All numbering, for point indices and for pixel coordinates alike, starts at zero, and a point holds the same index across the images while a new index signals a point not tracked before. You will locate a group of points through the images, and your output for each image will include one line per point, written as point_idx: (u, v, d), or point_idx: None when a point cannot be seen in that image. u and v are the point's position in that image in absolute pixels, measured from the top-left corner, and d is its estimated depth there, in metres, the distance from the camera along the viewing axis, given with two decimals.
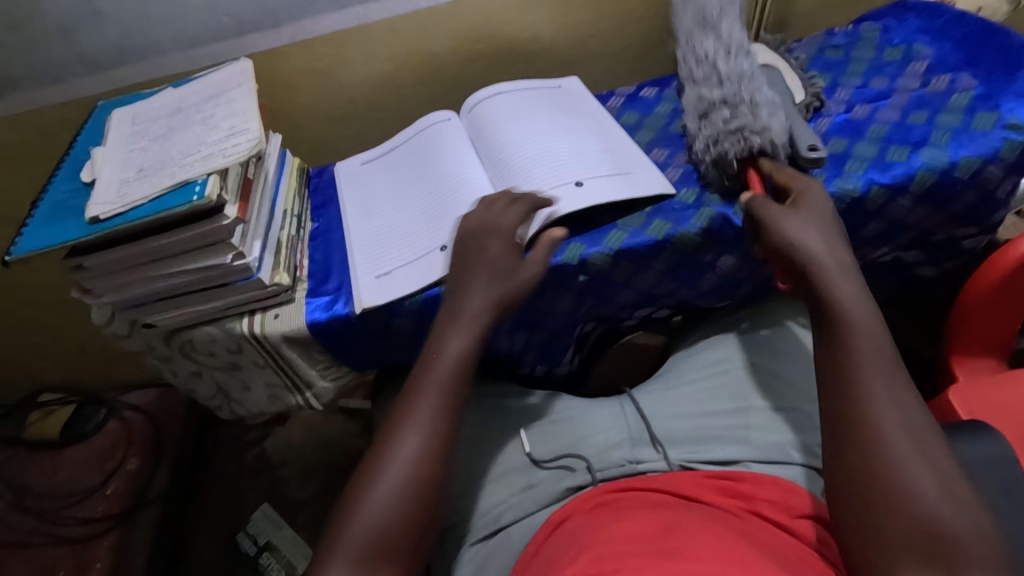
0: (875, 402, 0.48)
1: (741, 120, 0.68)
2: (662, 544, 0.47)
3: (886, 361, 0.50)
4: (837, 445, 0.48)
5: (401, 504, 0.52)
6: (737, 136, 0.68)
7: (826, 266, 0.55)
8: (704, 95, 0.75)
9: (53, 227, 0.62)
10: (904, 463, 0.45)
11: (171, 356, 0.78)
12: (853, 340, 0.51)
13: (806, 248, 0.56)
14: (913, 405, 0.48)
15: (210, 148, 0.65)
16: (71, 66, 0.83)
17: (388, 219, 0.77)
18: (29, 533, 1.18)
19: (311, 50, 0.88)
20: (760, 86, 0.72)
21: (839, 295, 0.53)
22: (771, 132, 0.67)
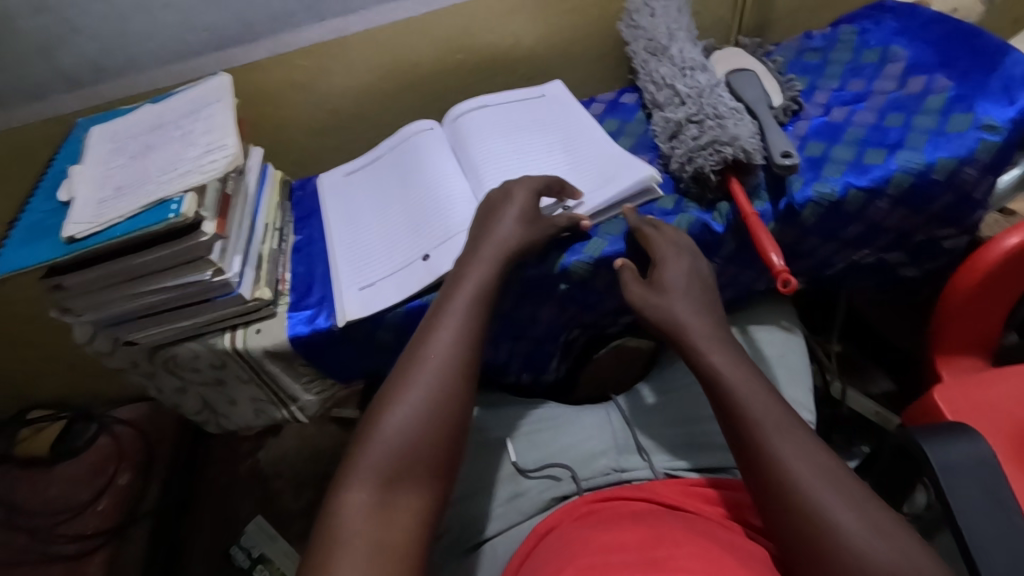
0: (785, 453, 0.48)
1: (710, 132, 0.69)
2: (646, 554, 0.47)
3: (778, 415, 0.50)
4: (770, 505, 0.47)
5: (412, 440, 0.51)
6: (708, 148, 0.68)
7: (697, 338, 0.56)
8: (668, 115, 0.76)
9: (30, 247, 0.62)
10: (823, 504, 0.45)
11: (155, 372, 0.78)
12: (743, 406, 0.51)
13: (681, 322, 0.58)
14: (817, 447, 0.48)
15: (186, 165, 0.65)
16: (50, 84, 0.83)
17: (371, 231, 0.77)
18: (19, 551, 1.17)
19: (292, 63, 0.88)
20: (724, 101, 0.73)
21: (717, 365, 0.54)
22: (741, 142, 0.67)
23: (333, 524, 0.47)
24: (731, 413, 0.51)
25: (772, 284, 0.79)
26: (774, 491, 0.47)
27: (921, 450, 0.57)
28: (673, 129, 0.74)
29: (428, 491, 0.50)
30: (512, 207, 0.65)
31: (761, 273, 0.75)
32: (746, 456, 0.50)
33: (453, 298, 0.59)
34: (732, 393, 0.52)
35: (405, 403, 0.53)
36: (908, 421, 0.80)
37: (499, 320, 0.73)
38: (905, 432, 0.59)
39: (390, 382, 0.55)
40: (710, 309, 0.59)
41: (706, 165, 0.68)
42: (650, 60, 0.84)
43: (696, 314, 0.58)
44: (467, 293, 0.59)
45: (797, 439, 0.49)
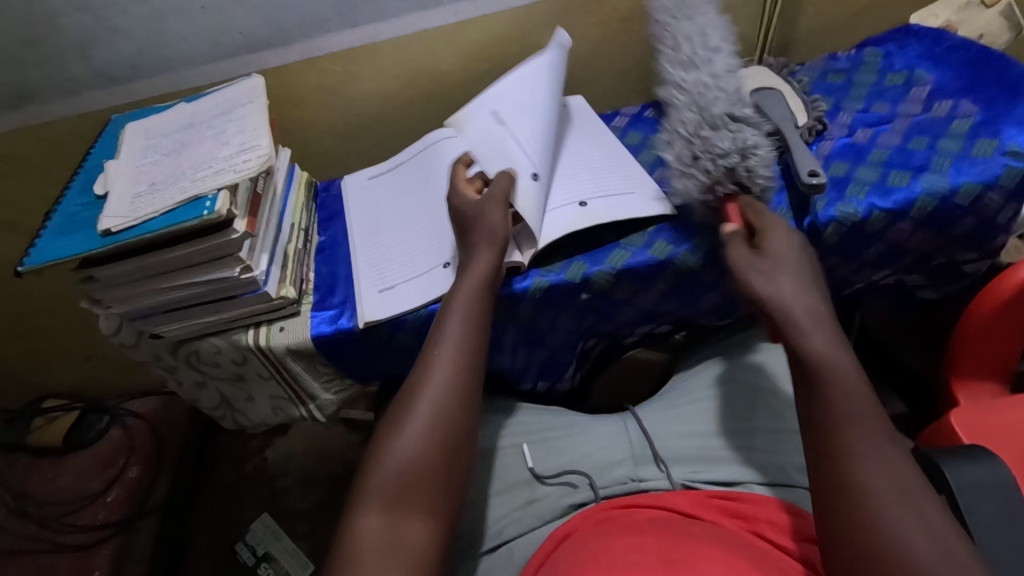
0: (869, 460, 0.48)
1: (736, 147, 0.67)
2: (664, 556, 0.49)
3: (873, 418, 0.50)
4: (830, 509, 0.48)
5: (417, 469, 0.52)
6: (732, 164, 0.66)
7: (800, 318, 0.55)
8: (694, 109, 0.70)
9: (66, 239, 0.64)
10: (895, 516, 0.45)
11: (176, 366, 0.79)
12: (834, 401, 0.51)
13: (783, 299, 0.57)
14: (899, 461, 0.48)
15: (221, 163, 0.66)
16: (86, 81, 0.85)
17: (391, 237, 0.78)
18: (29, 539, 1.19)
19: (321, 67, 0.89)
20: (746, 109, 0.71)
21: (817, 348, 0.53)
22: (758, 171, 0.67)
23: (346, 546, 0.50)
24: (823, 405, 0.51)
25: None
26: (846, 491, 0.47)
27: (939, 472, 0.57)
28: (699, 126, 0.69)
29: (428, 511, 0.52)
30: (480, 227, 0.64)
31: None
32: (822, 453, 0.50)
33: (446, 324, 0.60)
34: (829, 390, 0.51)
35: (408, 430, 0.54)
36: (925, 443, 0.81)
37: (518, 326, 0.73)
38: (923, 454, 0.59)
39: (400, 401, 0.57)
40: (811, 290, 0.58)
41: (721, 186, 0.67)
42: (681, 32, 0.76)
43: (800, 292, 0.57)
44: (460, 316, 0.60)
45: (886, 447, 0.48)
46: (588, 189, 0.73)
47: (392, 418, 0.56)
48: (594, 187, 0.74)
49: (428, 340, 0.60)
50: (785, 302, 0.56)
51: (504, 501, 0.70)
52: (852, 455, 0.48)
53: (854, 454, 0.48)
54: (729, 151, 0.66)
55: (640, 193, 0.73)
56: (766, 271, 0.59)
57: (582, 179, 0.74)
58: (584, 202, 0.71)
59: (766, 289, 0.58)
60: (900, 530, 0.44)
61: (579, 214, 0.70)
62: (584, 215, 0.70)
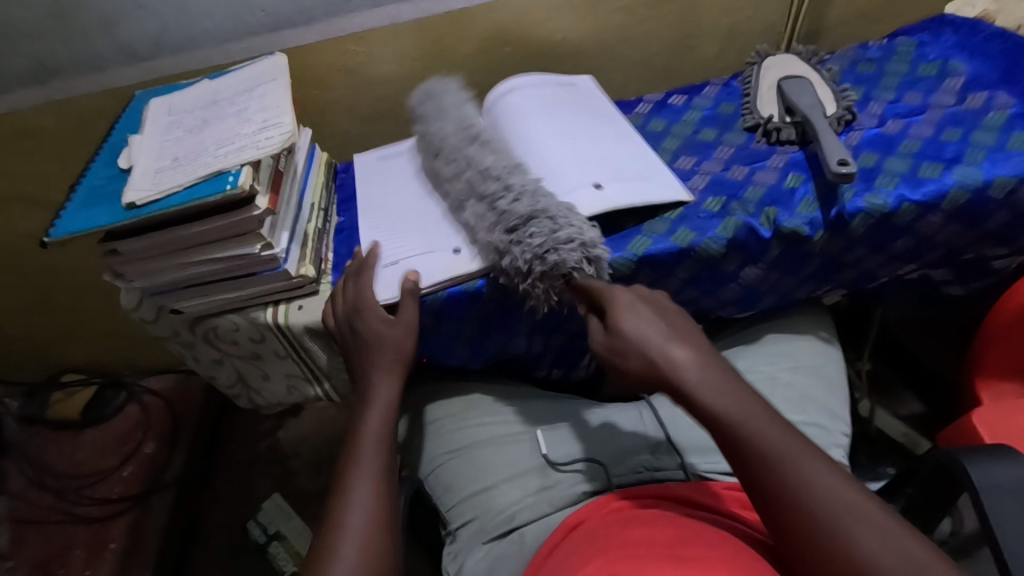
0: (810, 493, 0.47)
1: (528, 254, 0.61)
2: (675, 550, 0.48)
3: (787, 442, 0.50)
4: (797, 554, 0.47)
5: (380, 548, 0.54)
6: (540, 275, 0.61)
7: (683, 371, 0.54)
8: (479, 240, 0.66)
9: (90, 211, 0.64)
10: (851, 535, 0.45)
11: (194, 343, 0.80)
12: (752, 447, 0.50)
13: (668, 360, 0.54)
14: (830, 475, 0.48)
15: (243, 140, 0.66)
16: (111, 57, 0.85)
17: (402, 213, 0.77)
18: (46, 510, 1.20)
19: (344, 47, 0.89)
20: (523, 206, 0.63)
21: (712, 405, 0.52)
22: (566, 256, 0.60)
23: None
24: (741, 454, 0.50)
25: (812, 295, 0.78)
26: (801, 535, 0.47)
27: (964, 469, 0.55)
28: (494, 255, 0.65)
29: None
30: (386, 348, 0.65)
31: (804, 280, 0.74)
32: (766, 510, 0.49)
33: (367, 416, 0.63)
34: (745, 443, 0.50)
35: (355, 513, 0.56)
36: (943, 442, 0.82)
37: (536, 311, 0.73)
38: (947, 452, 0.58)
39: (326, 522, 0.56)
40: (688, 335, 0.56)
41: (550, 291, 0.62)
42: (443, 170, 0.74)
43: (676, 345, 0.55)
44: (379, 409, 0.64)
45: (814, 466, 0.48)
46: (602, 173, 0.72)
47: (337, 516, 0.56)
48: (609, 171, 0.72)
49: (342, 467, 0.60)
50: (675, 361, 0.54)
51: (517, 487, 0.70)
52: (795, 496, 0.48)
53: (793, 492, 0.48)
54: (524, 267, 0.61)
55: (653, 179, 0.72)
56: (626, 345, 0.56)
57: (596, 164, 0.73)
58: (599, 185, 0.70)
59: (641, 363, 0.55)
60: (865, 553, 0.44)
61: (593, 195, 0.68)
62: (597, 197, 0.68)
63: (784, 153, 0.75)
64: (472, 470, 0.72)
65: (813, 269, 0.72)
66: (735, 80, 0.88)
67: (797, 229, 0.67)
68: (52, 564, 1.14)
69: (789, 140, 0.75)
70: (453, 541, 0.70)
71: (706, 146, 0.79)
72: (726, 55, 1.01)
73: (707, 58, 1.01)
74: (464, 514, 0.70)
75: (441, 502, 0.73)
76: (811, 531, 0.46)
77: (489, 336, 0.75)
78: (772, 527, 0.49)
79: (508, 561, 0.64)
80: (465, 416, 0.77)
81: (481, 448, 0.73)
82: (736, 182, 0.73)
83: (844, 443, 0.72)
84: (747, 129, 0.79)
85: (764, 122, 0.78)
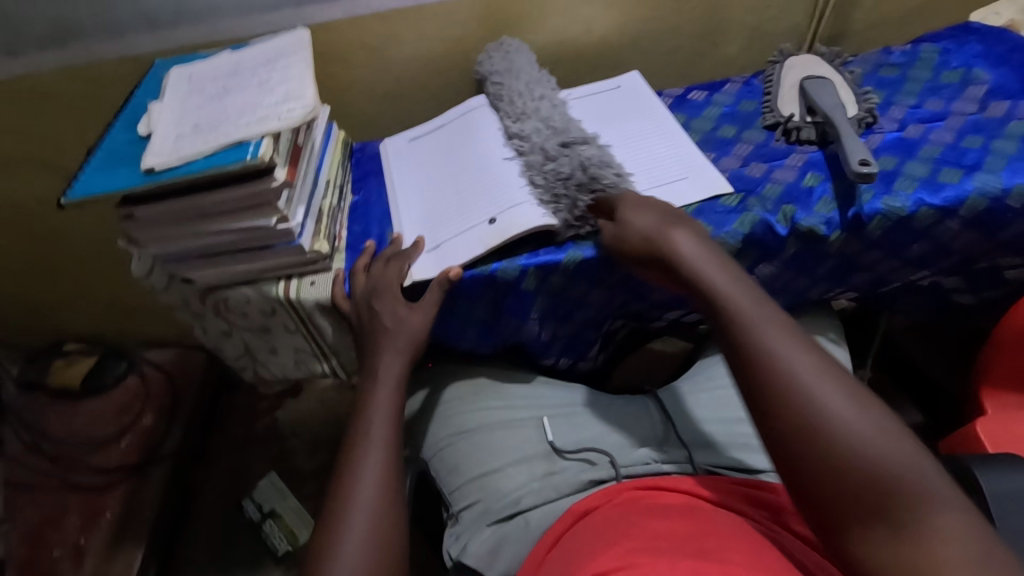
0: (783, 350, 0.48)
1: (575, 163, 0.69)
2: (696, 543, 0.48)
3: (804, 358, 0.47)
4: (759, 408, 0.47)
5: (382, 528, 0.54)
6: (578, 182, 0.68)
7: (685, 251, 0.58)
8: (533, 143, 0.73)
9: (108, 175, 0.64)
10: (813, 391, 0.45)
11: (204, 313, 0.81)
12: (735, 307, 0.52)
13: (668, 241, 0.59)
14: (805, 348, 0.48)
15: (265, 111, 0.66)
16: (130, 22, 0.84)
17: (437, 193, 0.76)
18: (42, 476, 1.20)
19: (365, 26, 0.88)
20: (583, 132, 0.74)
21: (710, 274, 0.55)
22: (603, 172, 0.69)
23: None
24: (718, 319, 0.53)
25: (823, 296, 0.79)
26: (773, 389, 0.46)
27: (971, 476, 0.56)
28: (540, 160, 0.72)
29: None
30: (399, 334, 0.66)
31: (818, 280, 0.75)
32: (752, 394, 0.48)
33: (376, 390, 0.64)
34: (727, 300, 0.53)
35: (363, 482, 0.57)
36: (945, 450, 0.83)
37: (548, 296, 0.73)
38: (956, 459, 0.59)
39: (332, 509, 0.56)
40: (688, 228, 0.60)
41: (580, 200, 0.68)
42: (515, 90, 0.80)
43: (679, 231, 0.60)
44: (390, 386, 0.64)
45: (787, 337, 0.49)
46: (640, 181, 0.73)
47: (345, 486, 0.57)
48: (646, 178, 0.73)
49: (350, 449, 0.60)
50: (675, 242, 0.59)
51: (523, 471, 0.70)
52: (769, 353, 0.48)
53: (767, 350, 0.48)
54: (567, 172, 0.68)
55: (693, 180, 0.73)
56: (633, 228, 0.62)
57: (635, 169, 0.74)
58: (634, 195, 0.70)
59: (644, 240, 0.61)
60: (823, 408, 0.44)
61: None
62: None
63: (803, 153, 0.75)
64: (477, 453, 0.72)
65: (828, 269, 0.73)
66: (756, 78, 0.88)
67: (814, 228, 0.67)
68: (47, 531, 1.14)
69: (809, 141, 0.75)
70: (456, 523, 0.70)
71: (726, 144, 0.79)
72: (747, 55, 1.01)
73: (728, 56, 1.01)
74: (468, 497, 0.70)
75: (443, 483, 0.73)
76: (774, 385, 0.47)
77: (500, 321, 0.75)
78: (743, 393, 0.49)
79: (514, 544, 0.63)
80: (473, 400, 0.77)
81: (487, 431, 0.74)
82: (755, 179, 0.73)
83: None
84: (767, 127, 0.79)
85: (784, 121, 0.78)
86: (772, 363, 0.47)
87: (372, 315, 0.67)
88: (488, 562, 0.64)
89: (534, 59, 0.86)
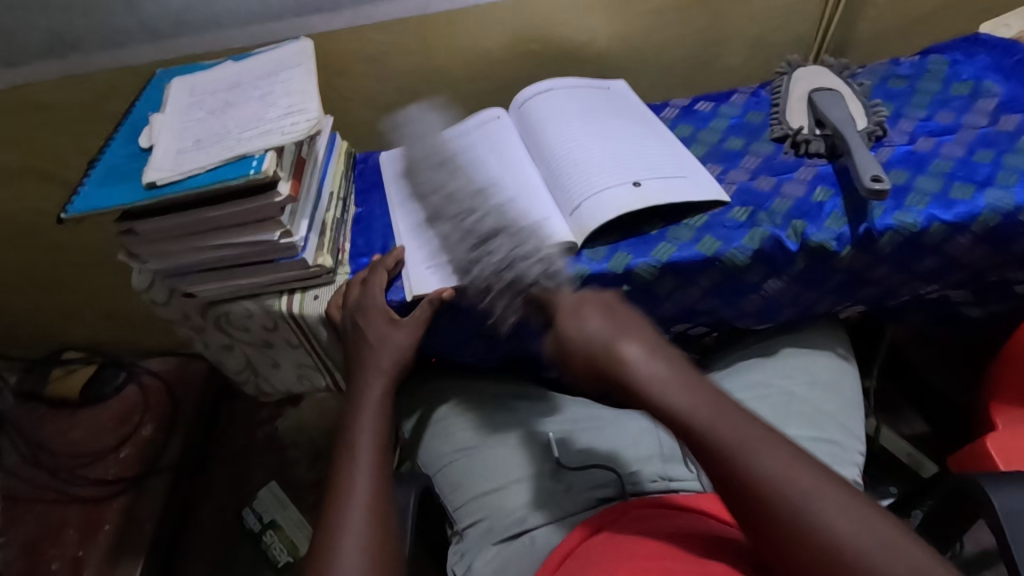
0: (793, 496, 0.45)
1: (495, 265, 0.64)
2: (705, 567, 0.48)
3: (784, 469, 0.46)
4: (767, 536, 0.45)
5: (385, 545, 0.53)
6: (501, 288, 0.64)
7: (641, 366, 0.52)
8: (451, 258, 0.69)
9: (108, 190, 0.63)
10: (818, 515, 0.44)
11: (205, 327, 0.80)
12: (705, 430, 0.48)
13: (620, 358, 0.52)
14: (778, 452, 0.47)
15: (268, 124, 0.65)
16: (132, 33, 0.84)
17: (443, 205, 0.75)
18: (40, 488, 1.19)
19: (368, 36, 0.87)
20: (491, 220, 0.67)
21: (670, 390, 0.50)
22: (529, 268, 0.62)
23: None
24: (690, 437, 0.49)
25: (830, 310, 0.77)
26: (774, 517, 0.45)
27: (985, 495, 0.55)
28: (461, 264, 0.67)
29: None
30: (384, 347, 0.65)
31: (825, 295, 0.74)
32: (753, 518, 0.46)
33: (378, 408, 0.63)
34: (700, 422, 0.49)
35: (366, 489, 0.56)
36: (954, 466, 0.82)
37: None
38: (967, 476, 0.58)
39: (328, 528, 0.54)
40: (629, 329, 0.55)
41: (510, 304, 0.64)
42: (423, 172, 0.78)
43: (629, 340, 0.53)
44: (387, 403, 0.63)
45: (768, 452, 0.47)
46: (641, 170, 0.72)
47: (344, 490, 0.56)
48: (647, 168, 0.72)
49: (344, 464, 0.58)
50: (627, 360, 0.52)
51: (527, 489, 0.69)
52: (784, 510, 0.44)
53: (758, 481, 0.46)
54: (488, 280, 0.64)
55: (695, 176, 0.73)
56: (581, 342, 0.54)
57: (635, 162, 0.73)
58: (638, 183, 0.70)
59: (599, 355, 0.53)
60: (835, 533, 0.43)
61: (632, 193, 0.69)
62: (636, 197, 0.69)
63: (812, 166, 0.74)
64: (482, 469, 0.71)
65: (836, 284, 0.72)
66: (763, 89, 0.87)
67: (824, 244, 0.66)
68: (45, 544, 1.12)
69: (818, 153, 0.75)
70: (460, 540, 0.69)
71: (733, 155, 0.79)
72: (752, 64, 1.01)
73: (732, 67, 1.00)
74: (472, 514, 0.69)
75: (447, 500, 0.72)
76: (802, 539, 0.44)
77: (505, 336, 0.75)
78: (743, 520, 0.47)
79: (519, 563, 0.62)
80: (476, 416, 0.76)
81: (490, 449, 0.73)
82: (764, 193, 0.72)
83: (859, 463, 0.71)
84: (775, 140, 0.79)
85: (793, 134, 0.77)
86: (767, 490, 0.45)
87: (372, 333, 0.66)
88: None
89: (448, 142, 0.80)
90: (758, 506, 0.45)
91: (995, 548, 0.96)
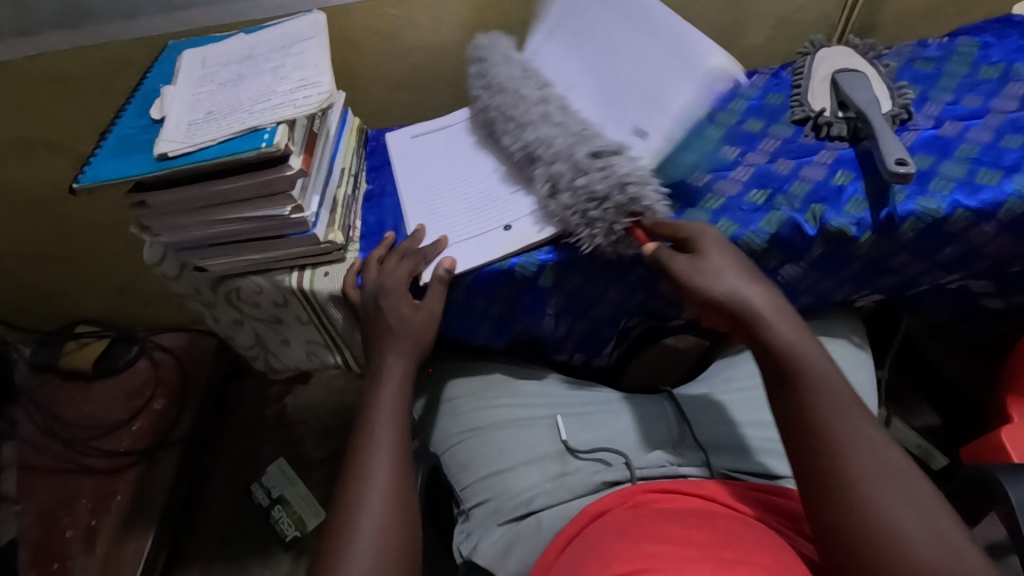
0: (867, 475, 0.46)
1: (611, 181, 0.61)
2: (713, 552, 0.47)
3: (867, 442, 0.48)
4: (814, 501, 0.47)
5: (397, 522, 0.52)
6: (612, 207, 0.61)
7: (763, 310, 0.54)
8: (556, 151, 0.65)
9: (121, 161, 0.63)
10: (883, 502, 0.45)
11: (215, 302, 0.80)
12: (807, 382, 0.51)
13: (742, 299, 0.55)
14: (870, 436, 0.48)
15: (280, 97, 0.64)
16: (143, 4, 0.83)
17: (454, 189, 0.75)
18: (54, 459, 1.21)
19: (381, 10, 0.86)
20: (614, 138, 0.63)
21: (779, 337, 0.53)
22: (647, 193, 0.61)
23: None
24: (797, 394, 0.51)
25: (847, 299, 0.76)
26: (835, 487, 0.46)
27: (999, 485, 0.54)
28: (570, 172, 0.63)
29: None
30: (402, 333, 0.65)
31: (842, 283, 0.72)
32: (823, 480, 0.47)
33: (384, 390, 0.62)
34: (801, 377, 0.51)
35: (377, 465, 0.56)
36: (966, 458, 0.81)
37: (564, 293, 0.71)
38: (982, 467, 0.57)
39: (340, 506, 0.54)
40: (765, 285, 0.57)
41: (617, 223, 0.62)
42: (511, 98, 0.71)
43: (754, 286, 0.56)
44: (395, 386, 0.63)
45: (863, 429, 0.49)
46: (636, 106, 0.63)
47: (358, 464, 0.56)
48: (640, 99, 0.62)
49: (356, 445, 0.58)
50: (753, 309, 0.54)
51: (534, 471, 0.69)
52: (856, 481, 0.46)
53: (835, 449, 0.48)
54: (603, 191, 0.61)
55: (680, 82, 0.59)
56: (718, 274, 0.56)
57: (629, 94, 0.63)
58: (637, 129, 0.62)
59: (724, 292, 0.55)
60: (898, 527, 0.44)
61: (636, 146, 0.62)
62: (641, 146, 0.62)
63: (833, 149, 0.72)
64: (490, 450, 0.72)
65: (854, 271, 0.70)
66: (784, 70, 0.85)
67: (844, 229, 0.65)
68: (59, 512, 1.15)
69: (839, 137, 0.73)
70: (467, 520, 0.69)
71: (752, 137, 0.77)
72: (774, 44, 0.98)
73: (753, 47, 0.98)
74: (478, 495, 0.70)
75: (454, 480, 0.72)
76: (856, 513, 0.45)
77: (514, 317, 0.74)
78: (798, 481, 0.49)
79: (524, 544, 0.62)
80: (483, 397, 0.76)
81: (494, 427, 0.73)
82: (781, 176, 0.71)
83: None
84: (795, 122, 0.77)
85: (814, 116, 0.75)
86: (843, 457, 0.47)
87: (376, 317, 0.66)
88: (498, 562, 0.63)
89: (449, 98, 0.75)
90: (821, 475, 0.47)
91: (1003, 541, 0.95)
